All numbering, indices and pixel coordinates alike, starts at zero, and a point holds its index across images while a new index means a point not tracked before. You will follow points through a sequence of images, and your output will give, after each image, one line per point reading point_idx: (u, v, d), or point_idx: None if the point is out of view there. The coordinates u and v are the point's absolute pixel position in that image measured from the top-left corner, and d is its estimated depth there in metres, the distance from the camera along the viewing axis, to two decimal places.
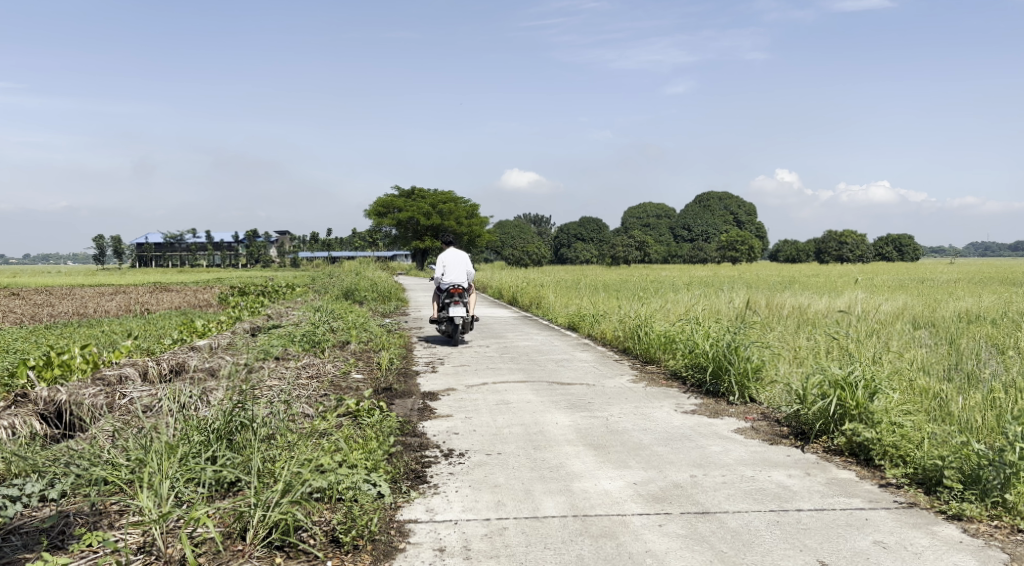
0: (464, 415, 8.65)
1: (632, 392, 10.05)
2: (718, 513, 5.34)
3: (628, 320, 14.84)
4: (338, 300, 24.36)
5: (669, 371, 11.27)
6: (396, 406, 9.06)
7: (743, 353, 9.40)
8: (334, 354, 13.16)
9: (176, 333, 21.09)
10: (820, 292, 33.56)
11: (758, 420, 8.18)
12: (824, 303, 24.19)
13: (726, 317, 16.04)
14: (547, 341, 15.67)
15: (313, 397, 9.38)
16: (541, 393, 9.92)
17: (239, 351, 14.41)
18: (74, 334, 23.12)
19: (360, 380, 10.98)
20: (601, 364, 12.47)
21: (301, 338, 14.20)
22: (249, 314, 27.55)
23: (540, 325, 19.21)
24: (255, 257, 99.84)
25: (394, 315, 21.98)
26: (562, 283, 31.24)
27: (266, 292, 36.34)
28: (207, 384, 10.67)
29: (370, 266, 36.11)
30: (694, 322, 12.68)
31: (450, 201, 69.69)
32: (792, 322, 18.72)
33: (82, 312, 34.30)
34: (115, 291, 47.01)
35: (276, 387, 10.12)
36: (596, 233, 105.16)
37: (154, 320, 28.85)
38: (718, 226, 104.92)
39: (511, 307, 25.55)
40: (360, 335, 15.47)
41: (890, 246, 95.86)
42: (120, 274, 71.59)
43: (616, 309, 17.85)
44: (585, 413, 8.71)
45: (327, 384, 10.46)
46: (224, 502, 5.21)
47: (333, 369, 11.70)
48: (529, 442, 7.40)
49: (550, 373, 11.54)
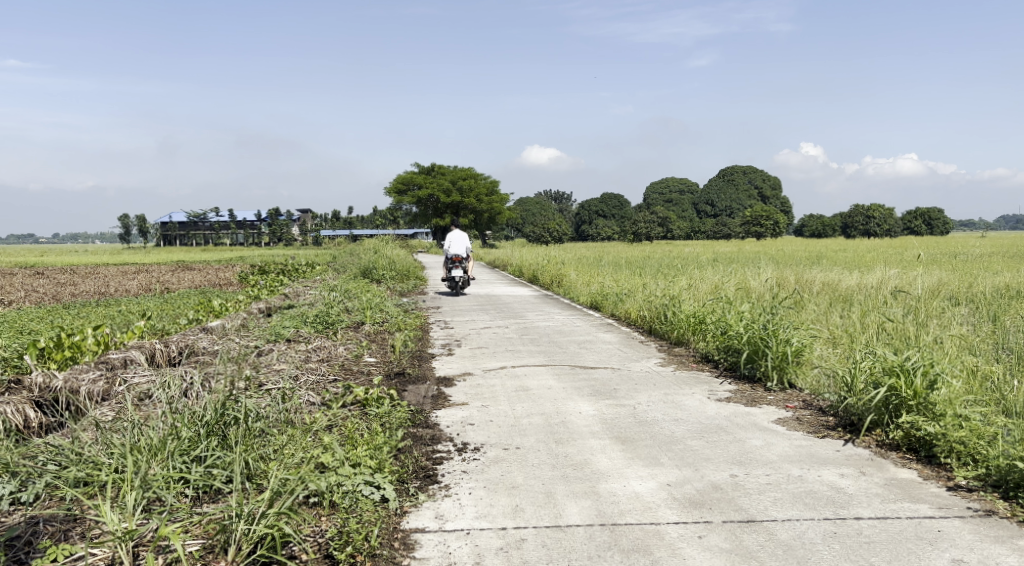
0: (480, 403, 8.06)
1: (661, 377, 9.42)
2: (766, 523, 4.73)
3: (654, 299, 14.18)
4: (356, 279, 23.90)
5: (699, 354, 10.62)
6: (408, 393, 8.49)
7: (781, 336, 8.72)
8: (346, 335, 12.61)
9: (191, 313, 20.70)
10: (850, 267, 32.61)
11: (799, 410, 7.53)
12: (856, 278, 23.33)
13: (757, 294, 15.33)
14: (569, 321, 15.04)
15: (319, 383, 8.82)
16: (564, 378, 9.30)
17: (251, 333, 13.91)
18: (91, 314, 22.83)
19: (373, 363, 10.42)
20: (627, 346, 11.84)
21: (314, 318, 13.67)
22: (267, 293, 27.18)
23: (561, 304, 18.57)
24: (277, 235, 99.91)
25: (412, 294, 21.48)
26: (584, 260, 30.52)
27: (286, 271, 35.97)
28: (212, 368, 10.15)
29: (389, 244, 35.58)
30: (725, 301, 11.99)
31: (471, 178, 68.97)
32: (824, 299, 17.94)
33: (102, 291, 34.19)
34: (137, 270, 46.92)
35: (280, 371, 9.58)
36: (618, 209, 104.06)
37: (172, 300, 28.56)
38: (742, 201, 103.41)
39: (531, 285, 24.92)
40: (375, 316, 14.92)
41: (919, 220, 93.96)
42: (144, 253, 71.96)
43: (641, 287, 17.17)
44: (610, 401, 8.09)
45: (337, 368, 9.90)
46: (208, 512, 4.65)
47: (346, 351, 11.16)
48: (550, 435, 6.78)
49: (573, 356, 10.93)
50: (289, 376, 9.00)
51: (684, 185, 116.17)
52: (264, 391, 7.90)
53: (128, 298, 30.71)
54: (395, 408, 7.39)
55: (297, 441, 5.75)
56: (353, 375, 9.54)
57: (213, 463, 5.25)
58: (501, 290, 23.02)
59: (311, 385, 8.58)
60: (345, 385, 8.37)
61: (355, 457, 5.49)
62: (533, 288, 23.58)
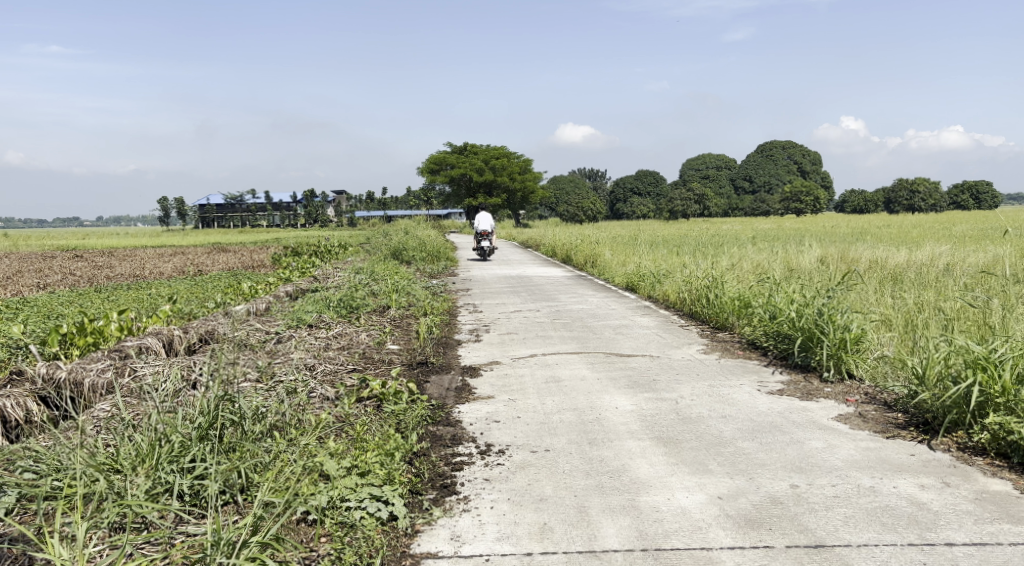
0: (507, 396, 7.41)
1: (705, 366, 8.69)
2: (838, 550, 4.13)
3: (694, 280, 13.39)
4: (384, 261, 23.37)
5: (745, 340, 9.85)
6: (430, 385, 7.85)
7: (839, 321, 7.93)
8: (369, 320, 12.02)
9: (219, 297, 20.28)
10: (896, 244, 31.25)
11: (863, 405, 6.78)
12: (904, 255, 22.26)
13: (802, 274, 14.48)
14: (604, 304, 14.30)
15: (335, 374, 8.21)
16: (599, 368, 8.62)
17: (273, 317, 13.36)
18: (120, 297, 22.54)
19: (396, 350, 9.80)
20: (666, 330, 11.09)
21: (338, 302, 13.09)
22: (297, 275, 26.75)
23: (595, 285, 17.80)
24: (313, 217, 100.13)
25: (441, 276, 20.86)
26: (619, 240, 29.67)
27: (319, 253, 35.53)
28: (228, 356, 9.59)
29: (421, 225, 34.97)
30: (772, 282, 11.19)
31: (504, 156, 68.05)
32: (873, 277, 16.98)
33: (138, 274, 34.09)
34: (174, 252, 47.05)
35: (295, 359, 8.99)
36: (654, 187, 102.57)
37: (203, 283, 28.21)
38: (781, 177, 101.25)
39: (565, 266, 24.15)
40: (402, 299, 14.31)
41: (966, 195, 91.22)
42: (180, 236, 72.40)
43: (679, 267, 16.37)
44: (650, 394, 7.39)
45: (357, 357, 9.29)
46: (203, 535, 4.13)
47: (368, 337, 10.56)
48: (584, 437, 6.08)
49: (608, 342, 10.23)
50: (302, 367, 8.40)
51: (720, 161, 114.01)
52: (272, 385, 7.29)
53: (161, 280, 30.50)
54: (414, 404, 6.74)
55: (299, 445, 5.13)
56: (373, 364, 8.93)
57: (203, 473, 4.66)
58: (534, 270, 22.27)
59: (325, 377, 7.97)
60: (362, 376, 7.74)
61: (362, 463, 4.87)
62: (566, 268, 22.81)
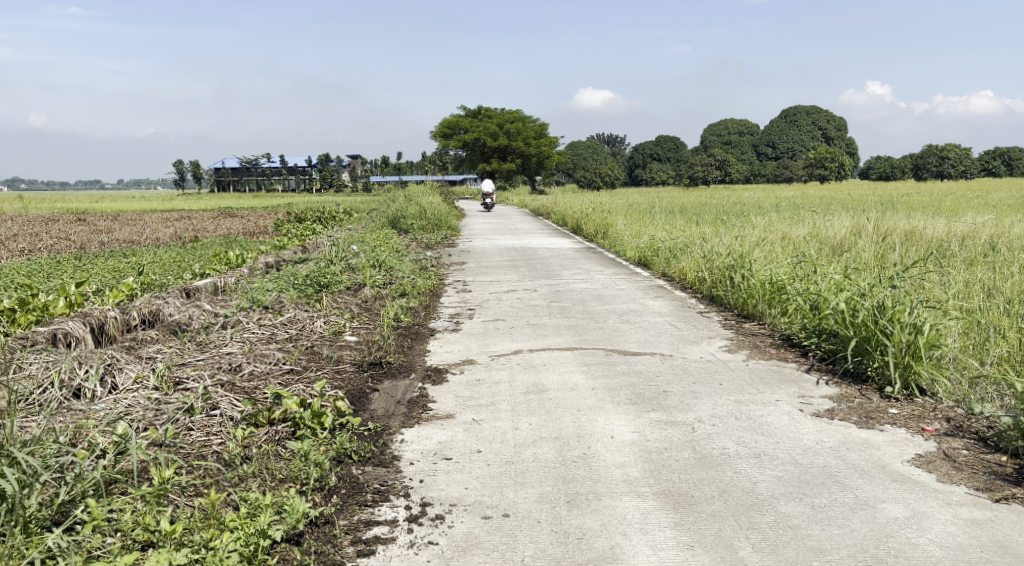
0: (471, 416, 5.68)
1: (730, 372, 6.92)
2: None
3: (716, 258, 11.58)
4: (380, 229, 21.62)
5: (779, 335, 8.09)
6: (376, 399, 6.13)
7: (906, 318, 6.15)
8: (335, 301, 10.33)
9: (196, 267, 18.53)
10: (930, 212, 29.25)
11: (948, 440, 5.03)
12: (941, 225, 20.35)
13: (840, 251, 12.69)
14: (612, 283, 12.51)
15: (260, 380, 6.52)
16: (596, 373, 6.88)
17: (231, 295, 11.67)
18: (95, 265, 20.91)
19: (352, 344, 8.10)
20: (680, 319, 9.36)
21: (304, 279, 11.37)
22: (289, 243, 24.98)
23: (604, 260, 15.98)
24: (328, 181, 98.02)
25: (438, 248, 19.12)
26: (633, 207, 27.84)
27: (321, 219, 33.81)
28: (149, 347, 7.91)
29: (427, 191, 33.08)
30: (812, 267, 9.41)
31: (519, 120, 65.65)
32: (913, 248, 15.17)
33: (134, 240, 32.49)
34: (178, 216, 45.38)
35: (222, 356, 7.30)
36: (673, 153, 99.96)
37: (192, 250, 26.52)
38: (804, 142, 98.33)
39: (574, 236, 22.32)
40: (381, 275, 12.58)
41: (997, 161, 88.12)
42: (189, 201, 70.78)
43: (699, 240, 14.55)
44: (658, 416, 5.65)
45: (301, 352, 7.58)
46: None
47: (325, 324, 8.86)
48: (561, 490, 4.31)
49: (610, 336, 8.47)
50: (222, 370, 6.71)
51: (742, 126, 111.22)
52: (160, 402, 5.61)
53: (152, 247, 28.89)
54: (338, 436, 4.98)
55: (121, 531, 3.64)
56: (317, 364, 7.22)
57: None
58: (539, 241, 20.48)
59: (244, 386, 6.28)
60: (286, 389, 6.01)
61: (206, 556, 3.49)
62: (575, 239, 20.99)
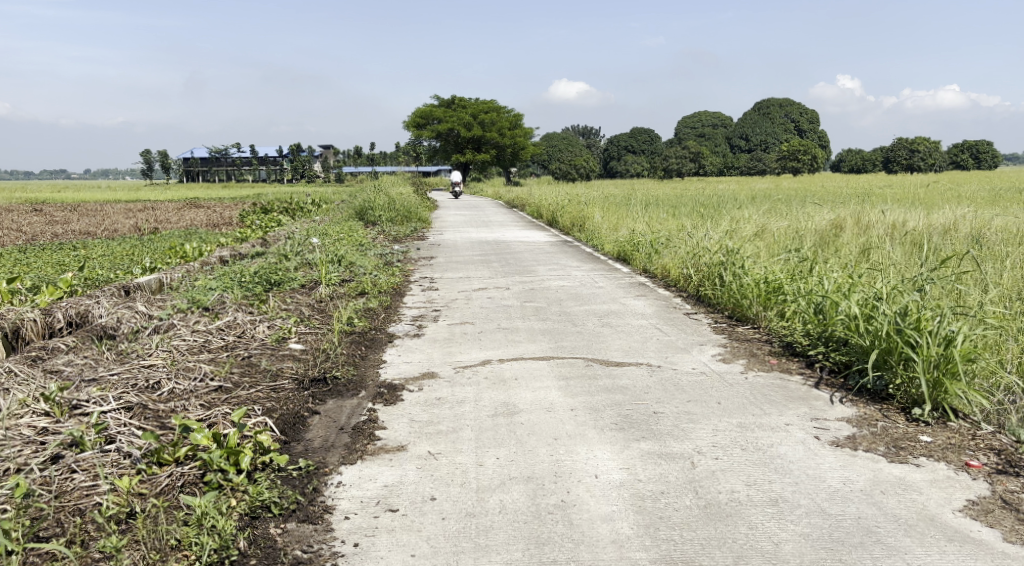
0: (426, 448, 4.72)
1: (728, 386, 6.00)
2: None
3: (702, 254, 10.69)
4: (345, 221, 20.53)
5: (778, 341, 7.19)
6: (313, 428, 5.14)
7: (937, 327, 5.26)
8: (285, 302, 9.31)
9: (147, 262, 17.34)
10: (909, 205, 28.65)
11: (1001, 479, 4.16)
12: (923, 217, 19.70)
13: (831, 247, 11.87)
14: (590, 280, 11.61)
15: (178, 405, 5.52)
16: (575, 390, 5.95)
17: (172, 293, 10.64)
18: (40, 257, 19.66)
19: (297, 354, 7.12)
20: (666, 322, 8.47)
21: (253, 277, 10.36)
22: (251, 235, 23.78)
23: (581, 254, 15.08)
24: (299, 171, 96.06)
25: (406, 241, 18.11)
26: (609, 199, 26.94)
27: (288, 211, 32.59)
28: (60, 358, 6.89)
29: (398, 181, 31.96)
30: (810, 263, 8.53)
31: (493, 110, 64.60)
32: (900, 240, 14.42)
33: (91, 231, 31.08)
34: (142, 207, 43.76)
35: (139, 370, 6.29)
36: (648, 145, 99.36)
37: (149, 243, 25.23)
38: (778, 135, 98.25)
39: (550, 229, 21.42)
40: (340, 271, 11.57)
41: (966, 154, 88.67)
42: (153, 190, 68.85)
43: (682, 233, 13.71)
44: (650, 446, 4.74)
45: (235, 366, 6.60)
46: None
47: (269, 331, 7.86)
48: (534, 559, 3.50)
49: (590, 343, 7.55)
50: (136, 392, 5.73)
51: (717, 119, 111.04)
52: (44, 434, 4.61)
53: (109, 239, 27.55)
54: (258, 483, 4.04)
55: None
56: (251, 381, 6.24)
57: None
58: (513, 234, 19.55)
59: (155, 413, 5.29)
60: (203, 417, 5.05)
61: None
62: (551, 232, 20.09)
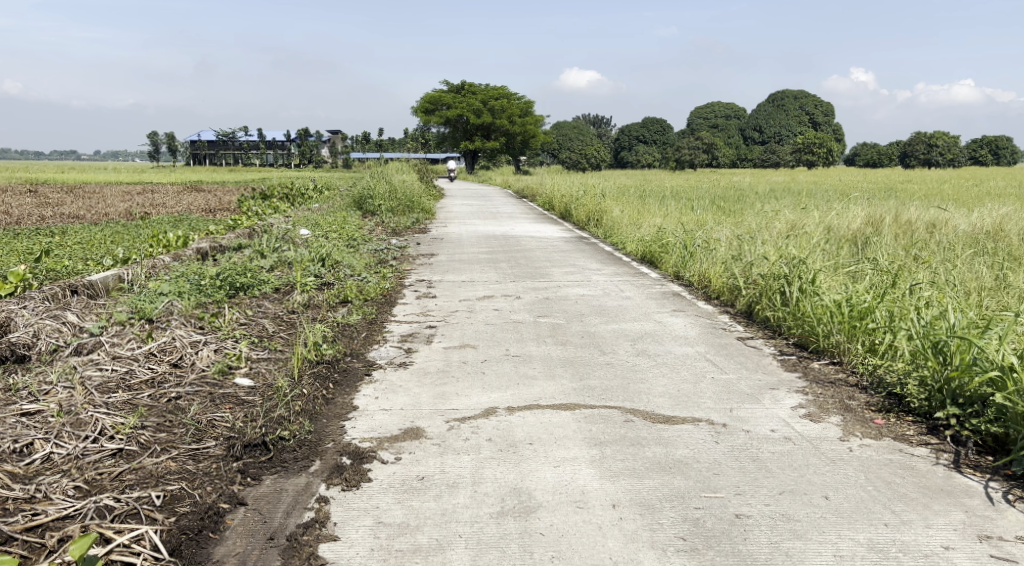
0: None
1: (831, 466, 4.23)
2: None
3: (752, 261, 8.95)
4: (342, 211, 18.73)
5: (878, 388, 5.45)
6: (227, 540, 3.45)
7: None
8: (246, 316, 7.58)
9: (119, 252, 15.55)
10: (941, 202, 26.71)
11: None
12: (970, 214, 17.92)
13: (899, 255, 10.10)
14: (615, 288, 9.84)
15: (43, 487, 3.81)
16: (615, 468, 4.20)
17: (120, 298, 8.90)
18: (9, 244, 17.96)
19: (240, 395, 5.38)
20: (719, 352, 6.71)
21: (214, 279, 8.62)
22: (242, 224, 21.94)
23: (601, 254, 13.29)
24: (307, 155, 94.10)
25: (407, 235, 16.32)
26: (626, 192, 25.10)
27: (288, 197, 30.76)
28: None
29: (403, 168, 30.12)
30: (904, 283, 6.78)
31: (504, 97, 62.62)
32: (961, 243, 12.65)
33: (78, 216, 29.23)
34: (140, 191, 42.06)
35: (11, 422, 4.54)
36: (661, 135, 97.07)
37: (136, 230, 23.39)
38: (793, 126, 96.07)
39: (563, 222, 19.64)
40: (321, 274, 9.82)
41: (984, 149, 86.43)
42: (153, 173, 66.85)
43: (719, 232, 11.92)
44: None
45: (148, 414, 4.86)
46: None
47: (212, 359, 6.11)
48: None
49: (626, 383, 5.78)
50: None
51: (731, 111, 108.86)
52: None
53: (96, 225, 25.81)
54: None
55: None
56: (165, 441, 4.49)
57: None
58: (523, 227, 17.76)
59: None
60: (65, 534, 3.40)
61: None
62: (565, 227, 18.30)
